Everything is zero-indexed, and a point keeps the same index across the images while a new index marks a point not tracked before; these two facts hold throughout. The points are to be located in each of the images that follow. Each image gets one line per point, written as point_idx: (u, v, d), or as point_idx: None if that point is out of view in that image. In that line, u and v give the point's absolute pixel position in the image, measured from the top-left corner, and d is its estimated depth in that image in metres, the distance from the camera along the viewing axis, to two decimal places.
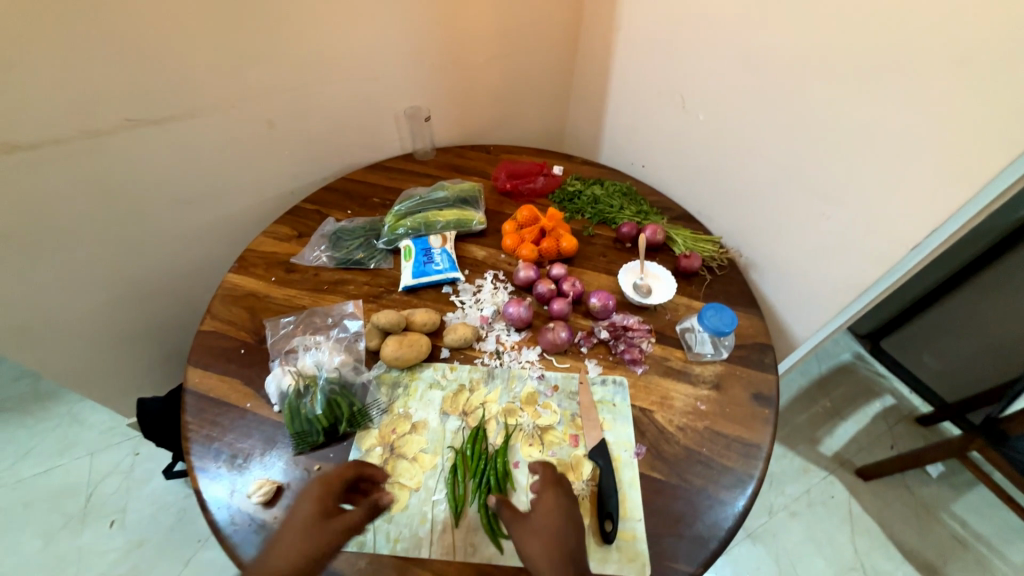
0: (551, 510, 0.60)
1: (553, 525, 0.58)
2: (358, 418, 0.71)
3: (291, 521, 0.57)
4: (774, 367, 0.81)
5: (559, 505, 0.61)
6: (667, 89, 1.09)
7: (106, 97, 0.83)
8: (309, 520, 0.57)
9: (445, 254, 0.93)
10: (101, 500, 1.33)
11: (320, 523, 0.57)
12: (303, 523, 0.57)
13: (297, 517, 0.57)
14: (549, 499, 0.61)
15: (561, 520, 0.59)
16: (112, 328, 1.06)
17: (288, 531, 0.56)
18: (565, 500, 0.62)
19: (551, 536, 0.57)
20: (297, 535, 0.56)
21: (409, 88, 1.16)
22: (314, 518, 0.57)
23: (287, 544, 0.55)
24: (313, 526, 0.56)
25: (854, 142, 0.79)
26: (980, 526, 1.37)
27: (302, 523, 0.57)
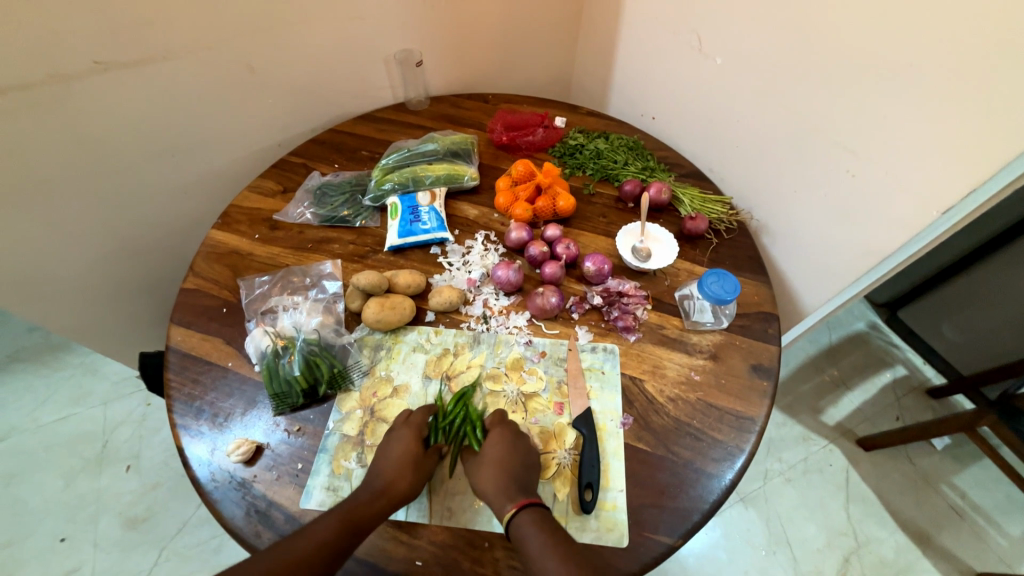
0: (498, 441, 0.62)
1: (502, 457, 0.60)
2: (338, 380, 0.69)
3: (389, 455, 0.61)
4: (777, 338, 0.76)
5: (505, 439, 0.62)
6: (683, 28, 0.97)
7: (67, 38, 0.76)
8: (408, 456, 0.60)
9: (433, 213, 0.88)
10: (116, 446, 1.40)
11: (418, 457, 0.60)
12: (404, 458, 0.60)
13: (396, 451, 0.61)
14: (500, 432, 0.63)
15: (509, 451, 0.61)
16: (107, 282, 1.06)
17: (388, 465, 0.60)
18: (513, 438, 0.63)
19: (498, 463, 0.59)
20: (403, 468, 0.59)
21: (399, 28, 1.06)
22: (413, 454, 0.61)
23: (394, 476, 0.59)
24: (412, 461, 0.60)
25: (890, 87, 0.69)
26: (981, 498, 1.36)
27: (404, 457, 0.60)
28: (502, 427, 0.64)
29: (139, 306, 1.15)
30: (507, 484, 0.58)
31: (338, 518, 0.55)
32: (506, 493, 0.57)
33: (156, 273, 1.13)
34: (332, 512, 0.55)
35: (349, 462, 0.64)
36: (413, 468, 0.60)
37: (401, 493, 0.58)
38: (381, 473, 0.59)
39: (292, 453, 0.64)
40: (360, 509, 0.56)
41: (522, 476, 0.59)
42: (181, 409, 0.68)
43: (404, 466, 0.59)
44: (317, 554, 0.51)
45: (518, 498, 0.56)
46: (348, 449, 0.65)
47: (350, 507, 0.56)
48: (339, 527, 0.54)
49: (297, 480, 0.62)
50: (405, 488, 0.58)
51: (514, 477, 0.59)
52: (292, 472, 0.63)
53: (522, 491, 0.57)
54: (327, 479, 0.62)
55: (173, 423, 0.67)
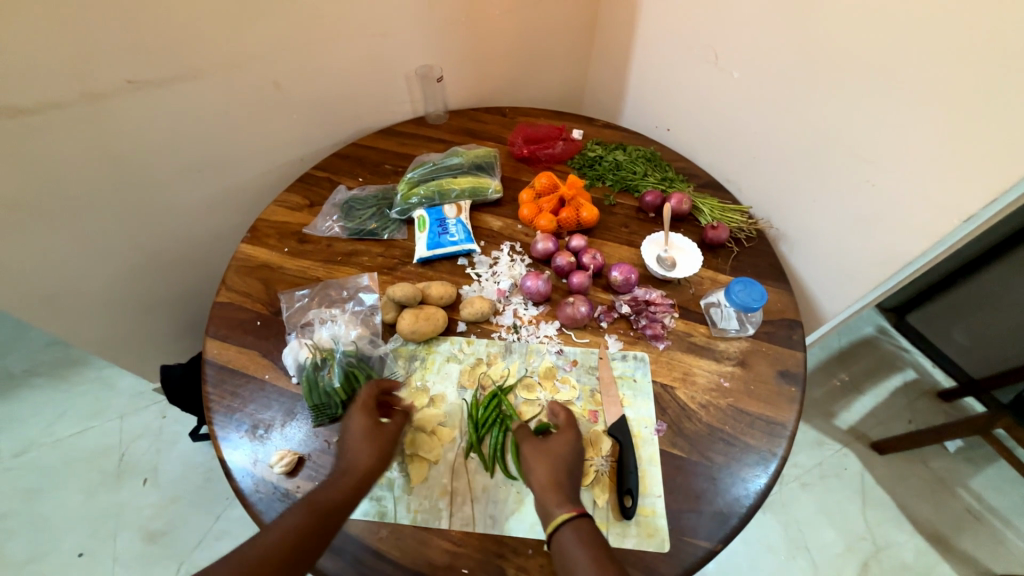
0: (564, 444, 0.62)
1: (560, 458, 0.61)
2: None
3: (349, 437, 0.63)
4: (802, 343, 0.78)
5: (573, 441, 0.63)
6: (699, 43, 1.00)
7: (105, 57, 0.79)
8: (365, 432, 0.62)
9: (460, 225, 0.90)
10: (134, 460, 1.40)
11: (374, 429, 0.63)
12: (361, 433, 0.62)
13: (352, 432, 0.63)
14: (567, 434, 0.63)
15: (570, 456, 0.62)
16: (131, 296, 1.07)
17: (350, 446, 0.62)
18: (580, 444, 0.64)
19: (557, 464, 0.60)
20: (361, 445, 0.61)
21: (420, 45, 1.09)
22: (369, 429, 0.63)
23: (356, 455, 0.61)
24: (368, 434, 0.62)
25: (908, 99, 0.72)
26: (997, 500, 1.36)
27: (359, 434, 0.62)
28: (571, 431, 0.64)
29: (161, 319, 1.16)
30: (557, 487, 0.59)
31: (307, 507, 0.56)
32: (560, 496, 0.58)
33: (179, 286, 1.14)
34: (300, 504, 0.56)
35: (390, 472, 0.65)
36: (370, 441, 0.62)
37: (366, 467, 0.60)
38: (344, 458, 0.61)
39: (333, 463, 0.65)
40: (328, 495, 0.57)
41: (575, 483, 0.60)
42: (219, 421, 0.69)
43: (362, 442, 0.62)
44: (287, 545, 0.52)
45: (574, 503, 0.57)
46: None
47: (318, 496, 0.57)
48: (306, 516, 0.55)
49: None
50: (368, 462, 0.60)
51: (567, 484, 0.59)
52: None
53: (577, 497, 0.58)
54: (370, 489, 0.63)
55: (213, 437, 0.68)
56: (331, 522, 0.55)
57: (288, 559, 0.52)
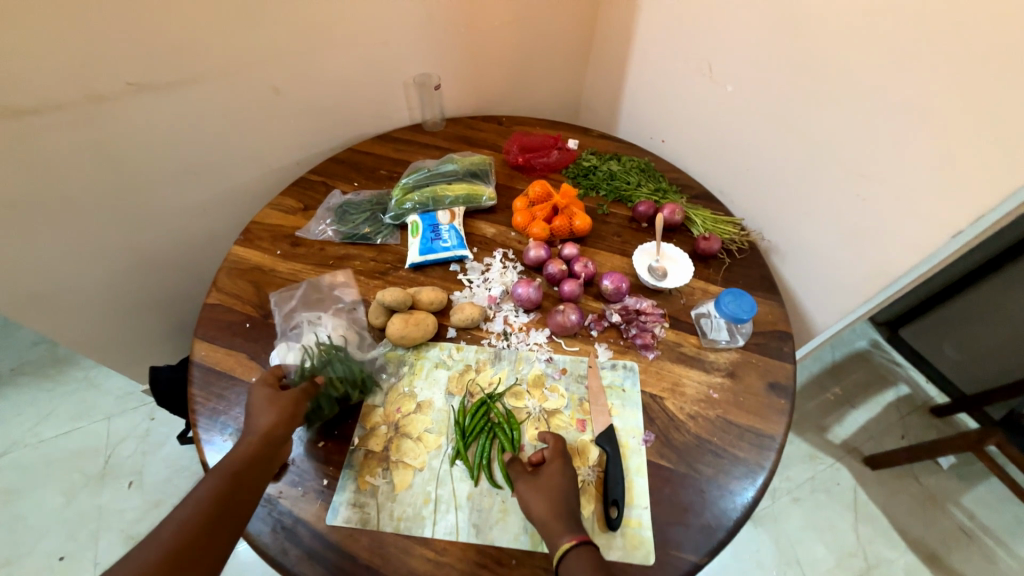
0: (558, 475, 0.61)
1: (558, 488, 0.60)
2: (369, 383, 0.71)
3: (253, 405, 0.63)
4: (792, 356, 0.78)
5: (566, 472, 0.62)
6: (695, 57, 1.01)
7: (105, 60, 0.79)
8: (269, 396, 0.64)
9: (453, 231, 0.90)
10: (119, 462, 1.38)
11: (274, 395, 0.64)
12: (263, 399, 0.63)
13: (254, 399, 0.64)
14: (560, 465, 0.62)
15: (566, 484, 0.61)
16: (122, 297, 1.07)
17: (253, 414, 0.63)
18: (570, 472, 0.62)
19: (556, 496, 0.59)
20: (264, 408, 0.63)
21: (419, 54, 1.10)
22: (268, 395, 0.64)
23: (259, 417, 0.62)
24: (269, 399, 0.63)
25: (898, 118, 0.73)
26: (989, 518, 1.36)
27: (263, 400, 0.63)
28: (560, 461, 0.63)
29: (151, 319, 1.15)
30: (560, 515, 0.58)
31: (218, 475, 0.57)
32: (564, 523, 0.57)
33: (171, 287, 1.14)
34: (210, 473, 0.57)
35: (374, 479, 0.64)
36: (272, 403, 0.63)
37: (272, 425, 0.61)
38: (248, 425, 0.62)
39: (317, 468, 0.65)
40: (234, 457, 0.58)
41: (574, 507, 0.59)
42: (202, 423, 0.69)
43: (264, 407, 0.63)
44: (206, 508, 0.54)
45: (575, 530, 0.57)
46: (373, 465, 0.65)
47: (226, 464, 0.58)
48: (219, 482, 0.56)
49: (323, 496, 0.63)
50: (272, 422, 0.61)
51: (569, 512, 0.59)
52: (317, 489, 0.63)
53: (578, 524, 0.58)
54: (352, 495, 0.63)
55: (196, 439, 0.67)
56: (246, 479, 0.58)
57: (208, 521, 0.54)
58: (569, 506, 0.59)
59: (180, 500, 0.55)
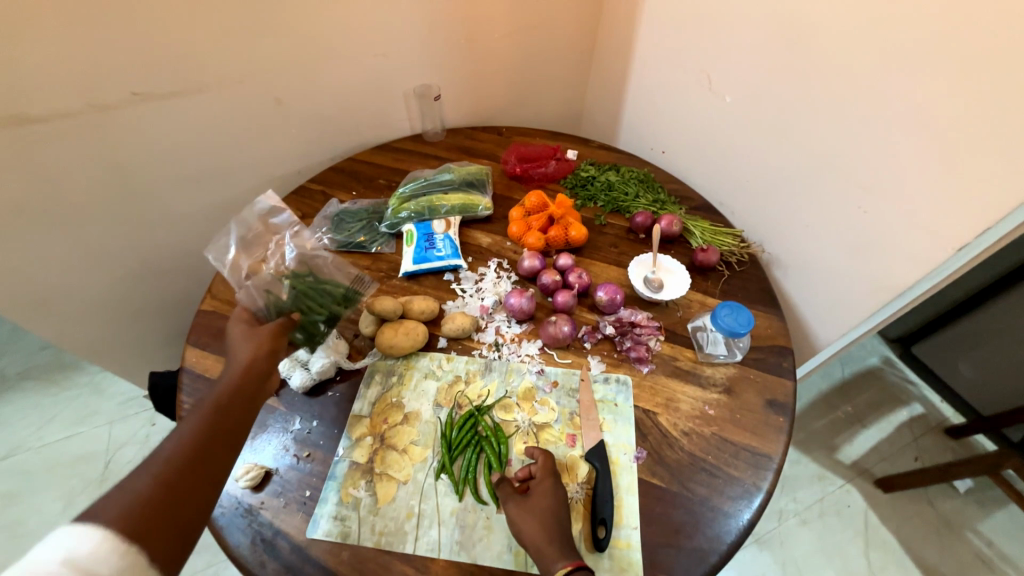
0: (548, 496, 0.59)
1: (549, 510, 0.58)
2: (348, 297, 0.76)
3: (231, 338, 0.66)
4: (793, 372, 0.75)
5: (557, 492, 0.60)
6: (694, 68, 1.01)
7: (111, 71, 0.81)
8: (249, 330, 0.66)
9: (447, 241, 0.90)
10: (118, 468, 1.38)
11: (251, 330, 0.66)
12: (241, 335, 0.66)
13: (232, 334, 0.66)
14: (550, 485, 0.60)
15: (557, 505, 0.59)
16: (124, 304, 1.08)
17: (232, 351, 0.64)
18: (562, 490, 0.61)
19: (549, 519, 0.57)
20: (243, 342, 0.65)
21: (419, 66, 1.12)
22: (246, 331, 0.66)
23: (241, 352, 0.63)
24: (247, 335, 0.66)
25: (897, 129, 0.71)
26: (1010, 547, 1.29)
27: (241, 335, 0.66)
28: (550, 479, 0.61)
29: (152, 326, 1.16)
30: (554, 539, 0.55)
31: (203, 408, 0.57)
32: (560, 548, 0.55)
33: (172, 294, 1.15)
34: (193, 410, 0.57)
35: (357, 491, 0.63)
36: (250, 339, 0.65)
37: (253, 356, 0.63)
38: (230, 363, 0.63)
39: (301, 479, 0.64)
40: (218, 392, 0.59)
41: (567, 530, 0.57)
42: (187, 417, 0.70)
43: (243, 343, 0.65)
44: (195, 437, 0.54)
45: (570, 556, 0.54)
46: (357, 477, 0.64)
47: (209, 399, 0.58)
48: (205, 414, 0.56)
49: (304, 508, 0.61)
50: (254, 356, 0.63)
51: (563, 535, 0.56)
52: (299, 500, 0.62)
53: (572, 549, 0.55)
54: (334, 508, 0.61)
55: None
56: (232, 411, 0.58)
57: (198, 447, 0.53)
58: (561, 522, 0.57)
59: (166, 436, 0.54)
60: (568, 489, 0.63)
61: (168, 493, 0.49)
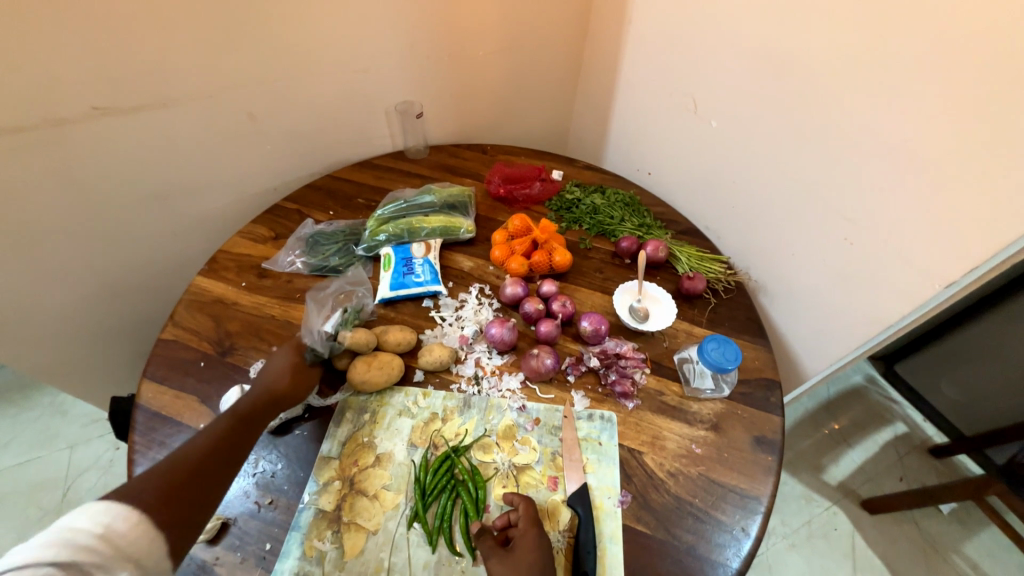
0: (530, 548, 0.55)
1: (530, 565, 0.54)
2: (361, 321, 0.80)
3: (273, 366, 0.67)
4: (781, 407, 0.73)
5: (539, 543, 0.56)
6: (680, 92, 1.00)
7: (69, 84, 0.76)
8: (291, 364, 0.67)
9: (427, 266, 0.86)
10: (77, 496, 1.28)
11: (300, 367, 0.67)
12: (287, 366, 0.67)
13: (276, 362, 0.67)
14: (531, 535, 0.56)
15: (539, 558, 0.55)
16: (81, 326, 1.00)
17: (270, 373, 0.66)
18: (546, 541, 0.57)
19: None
20: (283, 374, 0.66)
21: (402, 82, 1.09)
22: (294, 364, 0.67)
23: (276, 380, 0.65)
24: (294, 368, 0.67)
25: (886, 163, 0.71)
26: (994, 570, 1.29)
27: (285, 366, 0.67)
28: (532, 529, 0.57)
29: (113, 348, 1.09)
30: None
31: (231, 417, 0.60)
32: None
33: (136, 314, 1.08)
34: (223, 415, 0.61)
35: (322, 543, 0.58)
36: (294, 373, 0.66)
37: (282, 391, 0.64)
38: (261, 379, 0.65)
39: (261, 530, 0.59)
40: (244, 405, 0.62)
41: None
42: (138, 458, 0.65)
43: (286, 373, 0.66)
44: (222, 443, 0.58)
45: None
46: (322, 527, 0.59)
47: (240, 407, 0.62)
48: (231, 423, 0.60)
49: (263, 563, 0.57)
50: (287, 388, 0.65)
51: None
52: (258, 554, 0.57)
53: None
54: (296, 563, 0.57)
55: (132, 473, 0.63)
56: (253, 427, 0.61)
57: (221, 454, 0.57)
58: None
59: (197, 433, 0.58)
60: (551, 537, 0.59)
61: (183, 490, 0.52)
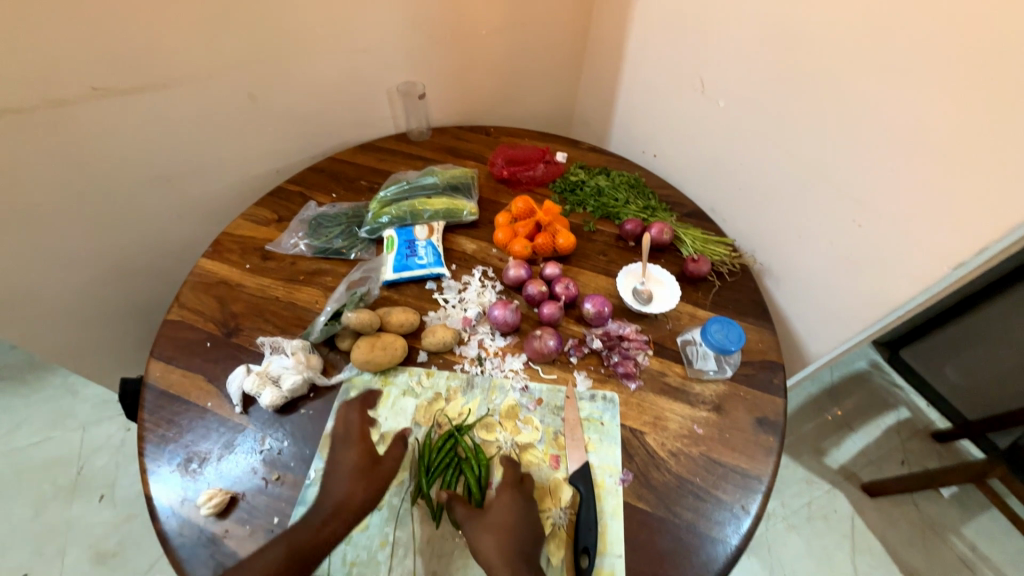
0: (506, 510, 0.58)
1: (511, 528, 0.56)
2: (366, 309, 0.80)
3: (338, 470, 0.62)
4: (783, 388, 0.73)
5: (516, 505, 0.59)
6: (686, 70, 0.98)
7: (66, 63, 0.75)
8: (355, 469, 0.61)
9: (430, 248, 0.86)
10: (91, 474, 1.31)
11: (369, 469, 0.62)
12: (355, 471, 0.61)
13: (342, 464, 0.62)
14: (506, 496, 0.59)
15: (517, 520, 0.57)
16: (90, 308, 1.01)
17: (340, 478, 0.61)
18: (524, 500, 0.60)
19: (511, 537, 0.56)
20: (348, 480, 0.61)
21: (403, 62, 1.07)
22: (363, 467, 0.62)
23: (342, 492, 0.60)
24: (362, 472, 0.61)
25: (896, 141, 0.69)
26: (992, 551, 1.30)
27: (349, 469, 0.61)
28: (509, 491, 0.60)
29: (122, 330, 1.10)
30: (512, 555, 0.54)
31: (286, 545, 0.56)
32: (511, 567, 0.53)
33: (143, 296, 1.09)
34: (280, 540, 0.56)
35: None
36: (363, 479, 0.61)
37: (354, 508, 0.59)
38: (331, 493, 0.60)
39: (269, 505, 0.60)
40: (303, 529, 0.57)
41: (527, 544, 0.56)
42: (145, 438, 0.66)
43: (353, 478, 0.61)
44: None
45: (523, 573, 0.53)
46: None
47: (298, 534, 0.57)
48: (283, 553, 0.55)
49: (271, 536, 0.58)
50: (351, 499, 0.59)
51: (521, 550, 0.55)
52: (266, 527, 0.59)
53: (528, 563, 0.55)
54: None
55: (141, 450, 0.65)
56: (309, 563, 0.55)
57: None
58: (522, 538, 0.56)
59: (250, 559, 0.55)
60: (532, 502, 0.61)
61: None
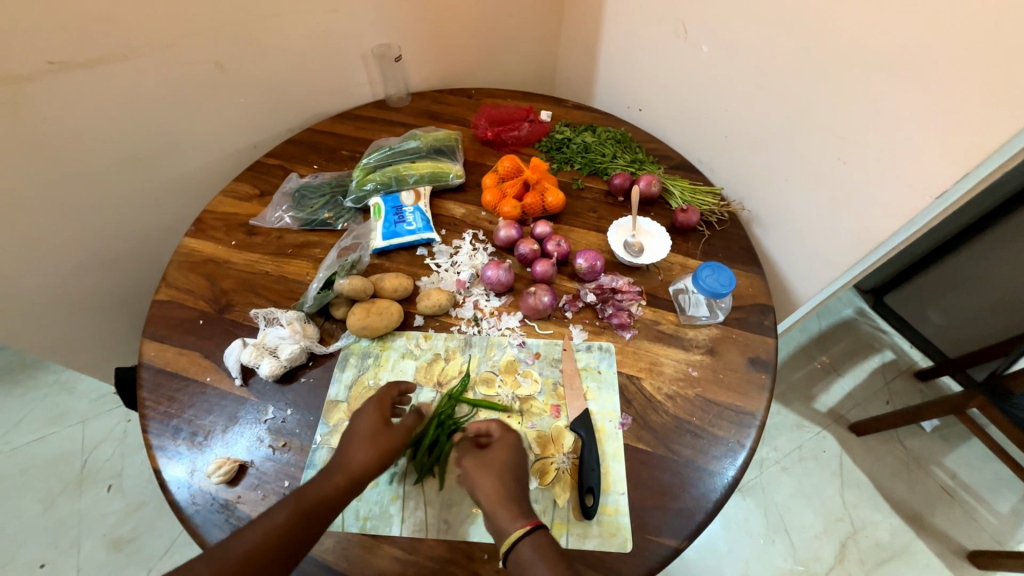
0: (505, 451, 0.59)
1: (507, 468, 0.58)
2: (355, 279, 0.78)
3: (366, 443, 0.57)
4: (774, 329, 0.75)
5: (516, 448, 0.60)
6: (669, 17, 0.95)
7: (16, 35, 0.71)
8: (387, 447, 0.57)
9: (418, 214, 0.85)
10: (97, 466, 1.32)
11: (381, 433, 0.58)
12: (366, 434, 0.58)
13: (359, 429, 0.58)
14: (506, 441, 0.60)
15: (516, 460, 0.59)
16: (77, 299, 0.99)
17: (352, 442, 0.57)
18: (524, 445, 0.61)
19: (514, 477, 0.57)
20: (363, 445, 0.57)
21: (376, 22, 1.02)
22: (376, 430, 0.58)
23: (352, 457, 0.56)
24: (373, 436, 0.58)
25: (882, 73, 0.68)
26: (971, 477, 1.38)
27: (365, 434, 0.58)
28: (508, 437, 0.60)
29: (111, 319, 1.09)
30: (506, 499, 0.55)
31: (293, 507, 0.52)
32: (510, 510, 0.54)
33: (129, 283, 1.07)
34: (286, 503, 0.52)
35: None
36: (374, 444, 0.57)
37: (360, 469, 0.55)
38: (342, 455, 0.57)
39: (278, 470, 0.61)
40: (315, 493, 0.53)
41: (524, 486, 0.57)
42: (147, 416, 0.66)
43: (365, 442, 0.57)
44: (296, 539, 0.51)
45: (530, 516, 0.54)
46: None
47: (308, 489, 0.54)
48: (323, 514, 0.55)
49: None
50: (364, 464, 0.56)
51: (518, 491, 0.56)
52: (278, 490, 0.60)
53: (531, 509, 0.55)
54: None
55: (145, 429, 0.65)
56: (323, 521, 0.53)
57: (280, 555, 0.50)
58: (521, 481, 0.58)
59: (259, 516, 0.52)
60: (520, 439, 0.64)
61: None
